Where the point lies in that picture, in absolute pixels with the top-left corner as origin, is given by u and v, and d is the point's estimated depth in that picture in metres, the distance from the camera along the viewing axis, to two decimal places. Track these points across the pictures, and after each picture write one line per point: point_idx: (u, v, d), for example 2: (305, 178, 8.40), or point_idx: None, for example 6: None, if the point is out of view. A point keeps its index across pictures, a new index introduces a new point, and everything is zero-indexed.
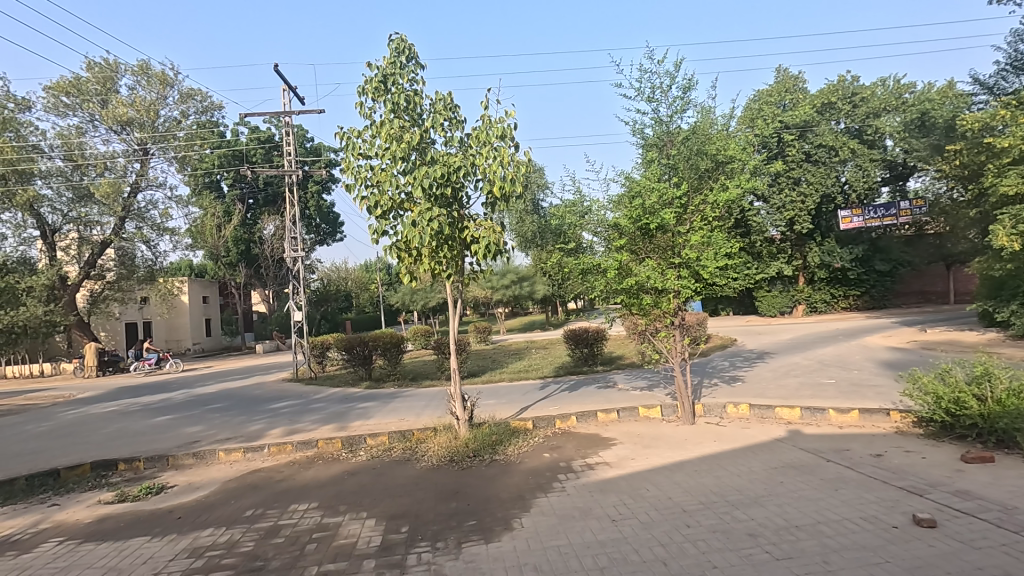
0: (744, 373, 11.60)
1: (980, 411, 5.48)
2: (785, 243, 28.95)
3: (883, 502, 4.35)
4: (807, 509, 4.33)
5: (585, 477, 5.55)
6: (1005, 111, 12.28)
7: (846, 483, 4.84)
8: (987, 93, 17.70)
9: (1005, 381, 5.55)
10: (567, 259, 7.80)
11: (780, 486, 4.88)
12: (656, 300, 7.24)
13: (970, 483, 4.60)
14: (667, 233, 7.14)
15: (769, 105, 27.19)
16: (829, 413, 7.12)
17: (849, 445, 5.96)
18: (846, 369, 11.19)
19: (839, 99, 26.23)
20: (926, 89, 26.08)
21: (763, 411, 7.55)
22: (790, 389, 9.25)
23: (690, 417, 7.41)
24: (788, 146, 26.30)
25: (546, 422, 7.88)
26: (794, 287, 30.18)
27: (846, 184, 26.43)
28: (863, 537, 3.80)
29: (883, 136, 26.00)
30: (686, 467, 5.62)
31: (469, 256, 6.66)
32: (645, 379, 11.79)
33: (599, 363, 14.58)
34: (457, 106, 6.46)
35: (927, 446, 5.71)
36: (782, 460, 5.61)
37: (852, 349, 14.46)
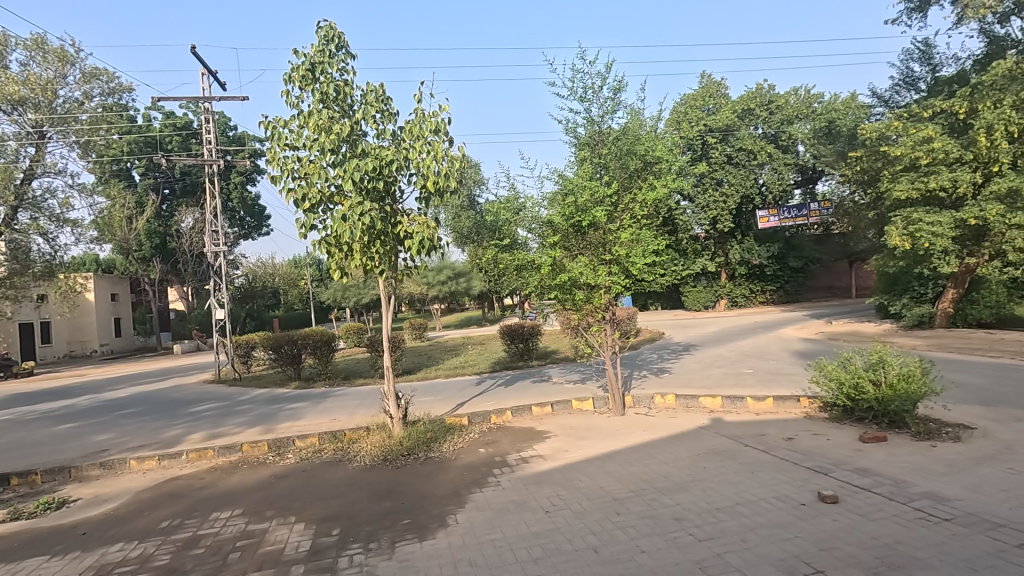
0: (672, 365, 12.17)
1: (875, 395, 5.99)
2: (709, 241, 30.37)
3: (795, 482, 4.70)
4: (727, 492, 4.60)
5: (520, 471, 5.63)
6: (899, 123, 14.30)
7: (762, 466, 5.19)
8: (883, 105, 19.60)
9: (897, 367, 6.01)
10: (502, 255, 7.82)
11: (704, 471, 5.16)
12: (588, 296, 7.44)
13: (868, 462, 5.04)
14: (599, 230, 7.34)
15: (695, 109, 28.40)
16: (747, 401, 7.56)
17: (765, 431, 6.37)
18: (763, 359, 11.98)
19: (757, 105, 27.73)
20: (832, 99, 28.18)
21: (688, 401, 7.94)
22: (713, 380, 9.77)
23: (621, 408, 7.69)
24: (712, 148, 27.74)
25: (482, 418, 7.92)
26: (717, 283, 31.79)
27: (764, 186, 28.21)
28: (776, 515, 4.09)
29: (796, 142, 27.85)
30: (617, 457, 5.83)
31: (403, 252, 6.55)
32: (578, 373, 12.12)
33: (534, 358, 14.80)
34: (390, 98, 6.33)
35: (831, 429, 6.20)
36: (705, 447, 5.93)
37: (767, 341, 15.45)
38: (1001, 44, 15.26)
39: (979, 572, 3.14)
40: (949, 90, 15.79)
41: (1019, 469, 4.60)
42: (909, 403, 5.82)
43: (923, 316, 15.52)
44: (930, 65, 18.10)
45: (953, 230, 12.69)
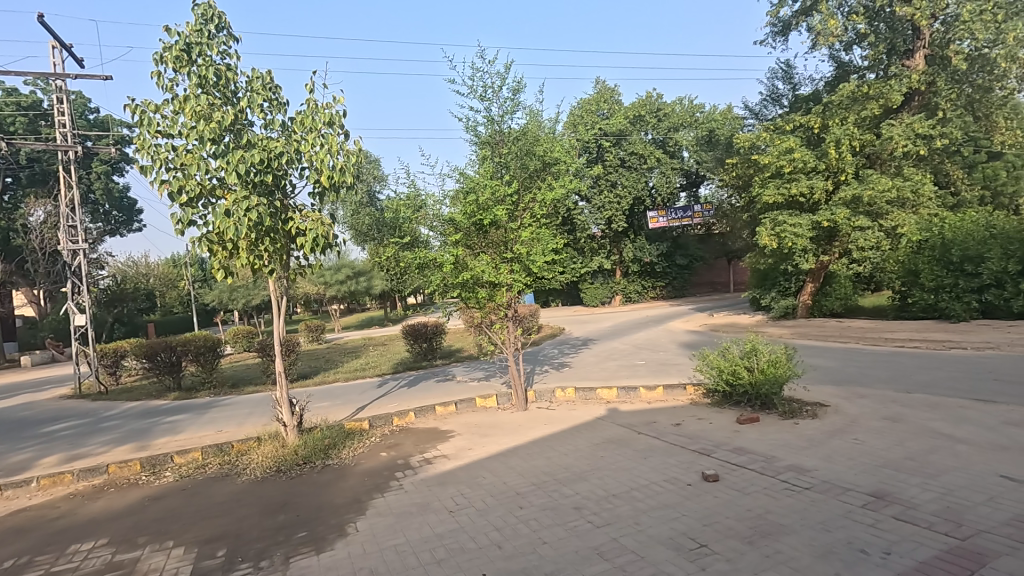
0: (571, 359, 12.60)
1: (749, 380, 6.61)
2: (605, 240, 31.85)
3: (682, 464, 5.06)
4: (623, 478, 4.85)
5: (424, 472, 5.55)
6: (766, 135, 15.81)
7: (654, 451, 5.54)
8: (754, 118, 21.71)
9: (767, 354, 6.67)
10: (403, 253, 7.68)
11: (602, 460, 5.41)
12: (490, 294, 7.50)
13: (744, 441, 5.54)
14: (500, 229, 7.41)
15: (591, 113, 29.62)
16: (640, 391, 8.02)
17: (656, 418, 6.80)
18: (654, 351, 12.79)
19: (648, 112, 29.32)
20: (711, 110, 30.59)
21: (586, 393, 8.27)
22: (609, 372, 10.26)
23: (523, 403, 7.85)
24: (606, 151, 29.18)
25: (383, 421, 7.69)
26: (613, 280, 33.32)
27: (653, 189, 30.07)
28: (666, 496, 4.38)
29: (681, 148, 29.90)
30: (520, 451, 5.93)
31: (296, 251, 6.20)
32: (482, 370, 12.20)
33: (437, 357, 14.66)
34: (279, 87, 5.95)
35: (712, 413, 6.76)
36: (602, 436, 6.22)
37: (658, 334, 16.51)
38: (846, 69, 17.45)
39: (832, 531, 3.57)
40: (807, 107, 17.78)
41: (863, 439, 5.29)
42: (777, 386, 6.48)
43: (787, 308, 17.41)
44: (791, 83, 20.28)
45: (811, 231, 14.35)
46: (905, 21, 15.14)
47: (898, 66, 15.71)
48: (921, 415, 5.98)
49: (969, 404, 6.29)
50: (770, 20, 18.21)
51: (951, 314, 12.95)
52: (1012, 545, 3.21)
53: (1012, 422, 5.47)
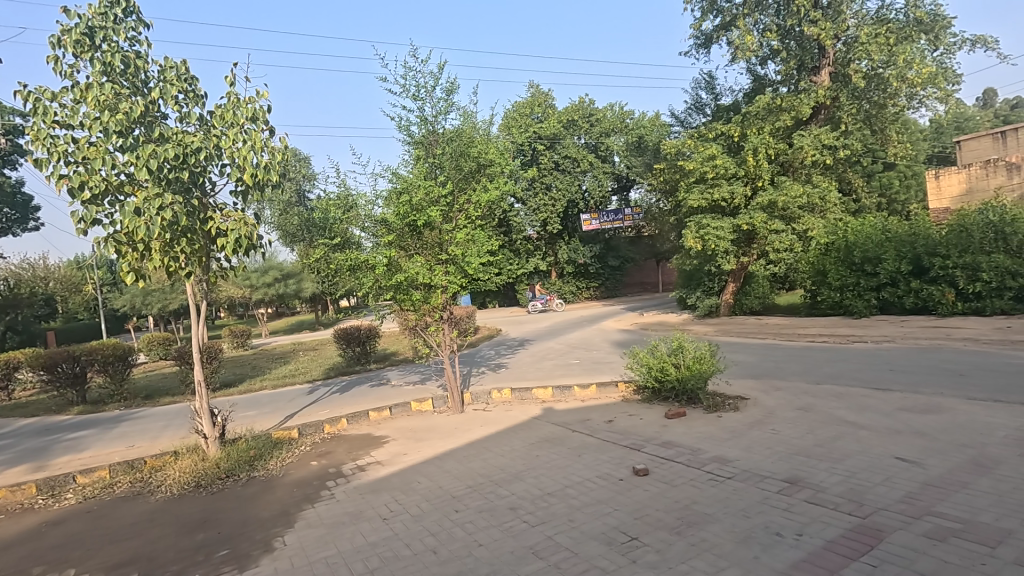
0: (508, 360, 12.67)
1: (676, 376, 6.91)
2: (540, 241, 32.32)
3: (614, 460, 5.22)
4: (557, 476, 4.93)
5: (357, 480, 5.39)
6: (690, 142, 16.59)
7: (587, 448, 5.67)
8: (680, 125, 22.77)
9: (692, 350, 7.00)
10: (334, 255, 7.43)
11: (537, 459, 5.47)
12: (425, 296, 7.41)
13: (672, 435, 5.78)
14: (434, 231, 7.34)
15: (525, 116, 30.03)
16: (575, 389, 8.18)
17: (589, 415, 6.95)
18: (588, 350, 13.09)
19: (580, 117, 30.03)
20: (641, 116, 31.71)
21: (522, 393, 8.34)
22: (545, 372, 10.41)
23: (460, 405, 7.81)
24: (541, 154, 29.77)
25: (314, 429, 7.41)
26: (548, 281, 33.80)
27: (586, 192, 30.81)
28: (599, 492, 4.49)
29: (612, 153, 30.78)
30: (456, 454, 5.89)
31: (217, 252, 5.85)
32: (418, 374, 12.02)
33: (371, 361, 14.29)
34: (196, 78, 5.60)
35: (642, 408, 7.01)
36: (538, 436, 6.29)
37: (592, 333, 16.93)
38: (762, 83, 18.63)
39: (751, 517, 3.79)
40: (727, 116, 18.82)
41: (778, 429, 5.65)
42: (702, 381, 6.80)
43: (712, 306, 18.33)
44: (713, 94, 21.41)
45: (731, 234, 15.20)
46: (812, 40, 16.35)
47: (807, 81, 16.90)
48: (828, 404, 6.47)
49: (869, 392, 6.87)
50: (693, 32, 19.12)
51: (854, 310, 14.12)
52: (905, 521, 3.52)
53: (905, 408, 6.03)
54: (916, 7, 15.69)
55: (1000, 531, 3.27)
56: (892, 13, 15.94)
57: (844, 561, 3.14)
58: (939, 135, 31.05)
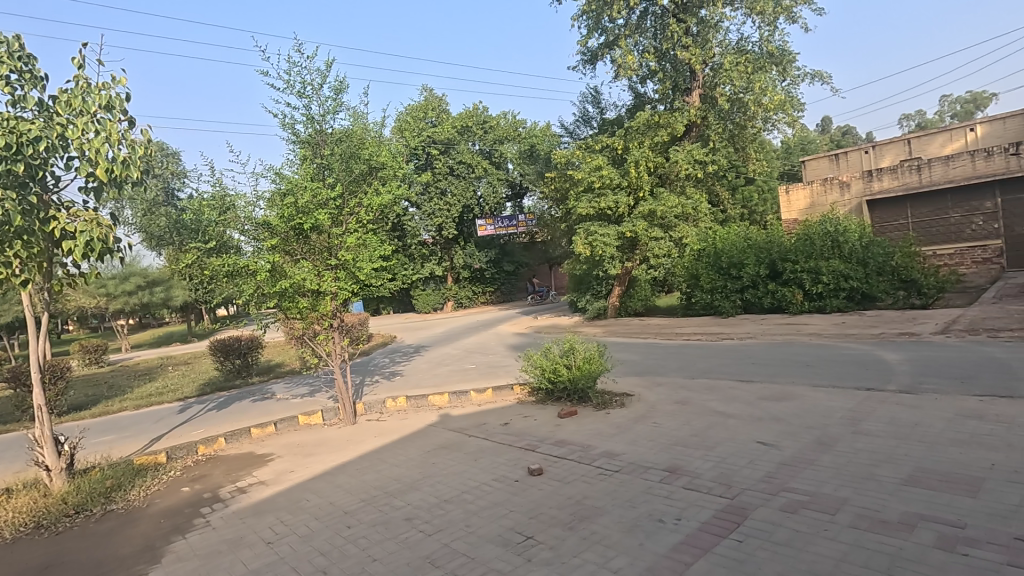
0: (403, 367, 12.39)
1: (568, 376, 7.19)
2: (436, 246, 32.06)
3: (510, 462, 5.30)
4: (454, 482, 4.91)
5: (237, 503, 4.98)
6: (579, 153, 17.43)
7: (484, 452, 5.70)
8: (569, 136, 23.80)
9: (582, 351, 7.32)
10: (208, 260, 6.82)
11: (433, 466, 5.40)
12: (313, 303, 7.04)
13: (564, 434, 6.00)
14: (322, 235, 7.01)
15: (418, 120, 29.80)
16: (471, 394, 8.20)
17: (486, 419, 7.01)
18: (484, 354, 13.19)
19: (474, 124, 30.29)
20: (533, 126, 32.67)
21: (418, 401, 8.20)
22: (442, 378, 10.33)
23: (352, 417, 7.51)
24: (435, 159, 29.72)
25: (185, 451, 6.72)
26: (444, 286, 33.55)
27: (481, 198, 31.11)
28: (496, 495, 4.53)
29: (506, 160, 31.37)
30: (348, 468, 5.65)
31: (62, 256, 5.14)
32: (306, 386, 11.36)
33: (254, 374, 13.28)
34: (34, 58, 4.90)
35: (537, 410, 7.20)
36: (435, 443, 6.22)
37: (488, 338, 17.08)
38: (642, 100, 20.00)
39: (637, 507, 4.03)
40: (612, 130, 19.99)
41: (660, 422, 6.07)
42: (591, 380, 7.14)
43: (600, 309, 19.27)
44: (598, 108, 22.66)
45: (617, 241, 16.16)
46: (684, 64, 17.88)
47: (680, 101, 18.39)
48: (702, 397, 7.07)
49: (735, 384, 7.62)
50: (580, 48, 20.09)
51: (723, 310, 15.58)
52: (765, 498, 3.95)
53: (764, 397, 6.76)
54: (768, 41, 17.73)
55: (840, 499, 3.77)
56: (749, 44, 17.88)
57: (715, 540, 3.44)
58: (789, 155, 35.32)
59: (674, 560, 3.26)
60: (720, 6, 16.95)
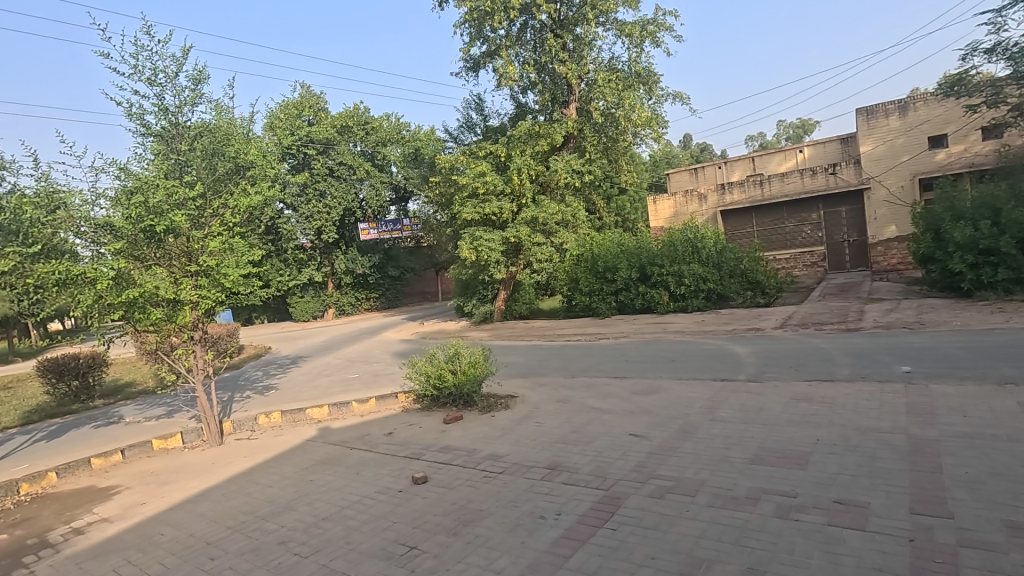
0: (278, 380, 11.57)
1: (453, 382, 7.18)
2: (315, 251, 30.40)
3: (393, 472, 5.17)
4: (333, 499, 4.68)
5: (72, 547, 4.32)
6: (464, 158, 17.55)
7: (366, 465, 5.49)
8: (454, 142, 23.86)
9: (467, 355, 7.35)
10: (32, 266, 5.82)
11: (311, 484, 5.11)
12: (170, 314, 6.33)
13: (449, 439, 5.97)
14: (180, 238, 6.35)
15: (293, 118, 28.17)
16: (353, 405, 7.86)
17: (368, 430, 6.77)
18: (367, 363, 12.73)
19: (355, 124, 29.25)
20: (417, 129, 32.30)
21: (294, 415, 7.71)
22: (321, 389, 9.80)
23: (218, 437, 6.86)
24: (313, 159, 28.28)
25: (3, 492, 5.71)
26: (324, 292, 31.87)
27: (364, 201, 30.07)
28: (378, 508, 4.39)
29: (389, 163, 30.65)
30: (212, 493, 5.15)
31: None
32: (163, 406, 10.18)
33: (96, 397, 11.65)
34: None
35: (422, 417, 7.10)
36: (313, 459, 5.88)
37: (372, 346, 16.52)
38: (523, 110, 20.61)
39: (520, 506, 4.13)
40: (495, 137, 20.38)
41: (542, 421, 6.28)
42: (476, 384, 7.19)
43: (487, 313, 19.51)
44: (482, 115, 23.00)
45: (501, 246, 16.50)
46: (561, 77, 18.72)
47: (559, 112, 19.20)
48: (581, 395, 7.43)
49: (610, 381, 8.10)
50: (462, 55, 20.22)
51: (600, 311, 16.54)
52: (636, 486, 4.24)
53: (636, 391, 7.27)
54: (636, 62, 19.13)
55: (698, 481, 4.16)
56: (620, 64, 19.18)
57: (592, 530, 3.62)
58: (655, 168, 38.43)
59: (554, 554, 3.39)
60: (593, 26, 18.03)
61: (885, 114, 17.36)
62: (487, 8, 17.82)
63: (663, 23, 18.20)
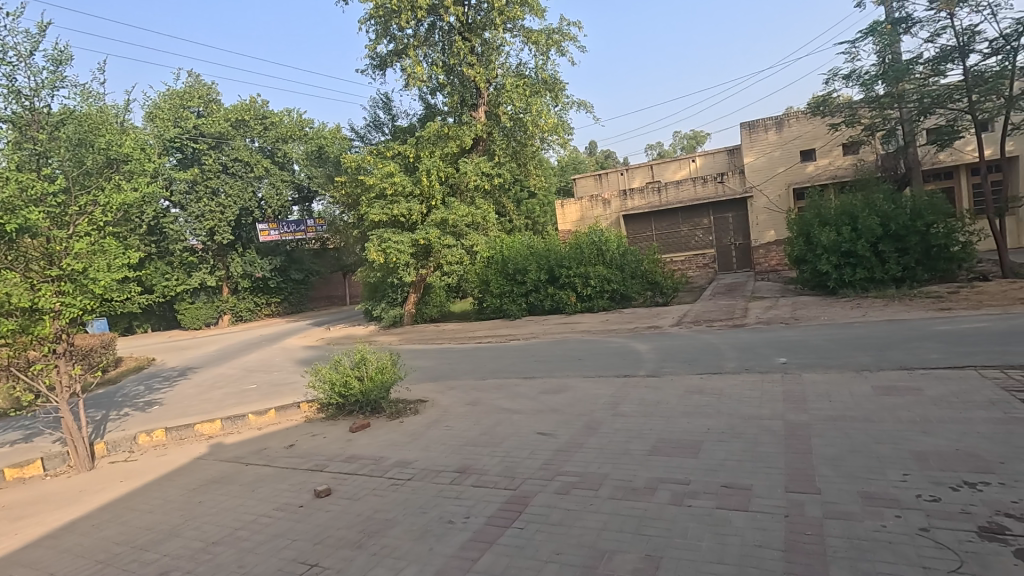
0: (163, 395, 10.56)
1: (360, 389, 6.93)
2: (207, 253, 28.12)
3: (293, 487, 4.89)
4: (224, 520, 4.34)
5: None
6: (371, 158, 17.08)
7: (263, 481, 5.15)
8: (360, 141, 23.12)
9: (374, 361, 7.12)
10: None
11: (199, 506, 4.71)
12: (24, 326, 5.55)
13: (355, 449, 5.76)
14: (37, 238, 5.58)
15: (180, 109, 25.94)
16: (249, 418, 7.34)
17: (266, 444, 6.37)
18: (267, 372, 11.96)
19: (252, 118, 27.46)
20: (321, 126, 30.89)
21: (181, 433, 7.07)
22: (213, 402, 9.07)
23: (88, 462, 6.14)
24: (204, 155, 26.20)
25: None
26: (218, 298, 29.47)
27: (262, 200, 28.24)
28: (276, 526, 4.13)
29: (291, 160, 29.07)
30: (80, 525, 4.59)
31: None
32: (20, 430, 8.93)
33: None
34: None
35: (327, 426, 6.79)
36: (202, 478, 5.43)
37: (273, 353, 15.56)
38: (433, 111, 20.40)
39: (427, 512, 4.06)
40: (404, 138, 19.99)
41: (452, 425, 6.24)
42: (384, 390, 7.00)
43: (396, 317, 19.07)
44: (389, 114, 22.48)
45: (410, 248, 16.24)
46: (470, 80, 18.72)
47: (468, 115, 19.21)
48: (491, 396, 7.46)
49: (520, 381, 8.22)
50: (368, 53, 19.66)
51: (511, 313, 16.77)
52: (543, 484, 4.32)
53: (545, 391, 7.42)
54: (543, 70, 19.58)
55: (602, 475, 4.32)
56: (527, 70, 19.53)
57: (500, 531, 3.64)
58: (563, 172, 39.58)
59: (462, 558, 3.36)
60: (501, 31, 18.24)
61: (765, 129, 19.11)
62: (394, 6, 17.48)
63: (568, 33, 18.78)
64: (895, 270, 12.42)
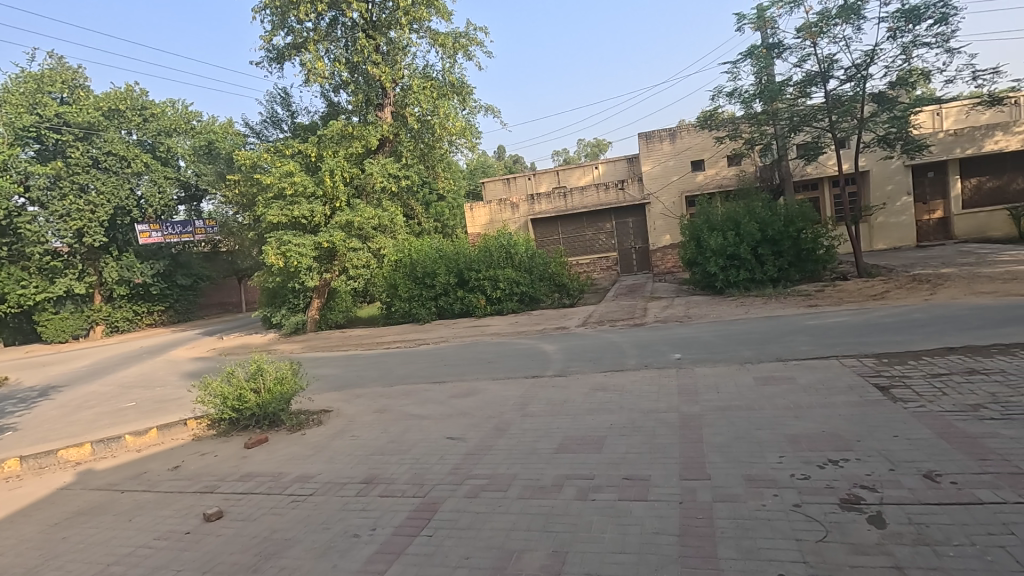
0: (17, 419, 9.24)
1: (256, 401, 6.49)
2: (73, 256, 25.07)
3: (179, 512, 4.47)
4: (95, 556, 3.88)
5: None
6: (268, 156, 16.11)
7: (143, 508, 4.67)
8: (256, 137, 21.72)
9: (272, 372, 6.69)
10: None
11: (63, 542, 4.17)
12: None
13: (250, 466, 5.38)
14: None
15: (39, 95, 22.96)
16: (126, 439, 6.62)
17: (147, 466, 5.78)
18: (148, 388, 10.85)
19: (128, 108, 24.86)
20: (210, 120, 28.61)
21: (41, 460, 6.24)
22: (82, 424, 8.07)
23: None
24: (69, 147, 23.37)
25: None
26: (88, 307, 26.37)
27: (142, 199, 25.62)
28: (158, 557, 3.75)
29: (175, 156, 26.68)
30: None
31: None
32: None
33: None
34: None
35: (219, 444, 6.29)
36: (67, 510, 4.81)
37: (155, 367, 14.15)
38: (335, 109, 19.63)
39: (331, 527, 3.89)
40: (304, 135, 19.05)
41: (358, 434, 6.01)
42: (283, 402, 6.60)
43: (298, 324, 18.09)
44: (288, 110, 21.31)
45: (313, 252, 15.55)
46: (375, 79, 18.20)
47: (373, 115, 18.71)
48: (400, 403, 7.29)
49: (430, 387, 8.10)
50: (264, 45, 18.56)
51: (420, 317, 16.56)
52: (452, 488, 4.29)
53: (454, 395, 7.37)
54: (450, 73, 19.48)
55: (510, 476, 4.36)
56: (434, 72, 19.35)
57: (408, 540, 3.57)
58: (472, 175, 39.66)
59: (368, 572, 3.25)
60: (406, 31, 17.94)
61: (660, 139, 20.36)
62: None
63: (475, 38, 18.87)
64: (772, 271, 13.73)
